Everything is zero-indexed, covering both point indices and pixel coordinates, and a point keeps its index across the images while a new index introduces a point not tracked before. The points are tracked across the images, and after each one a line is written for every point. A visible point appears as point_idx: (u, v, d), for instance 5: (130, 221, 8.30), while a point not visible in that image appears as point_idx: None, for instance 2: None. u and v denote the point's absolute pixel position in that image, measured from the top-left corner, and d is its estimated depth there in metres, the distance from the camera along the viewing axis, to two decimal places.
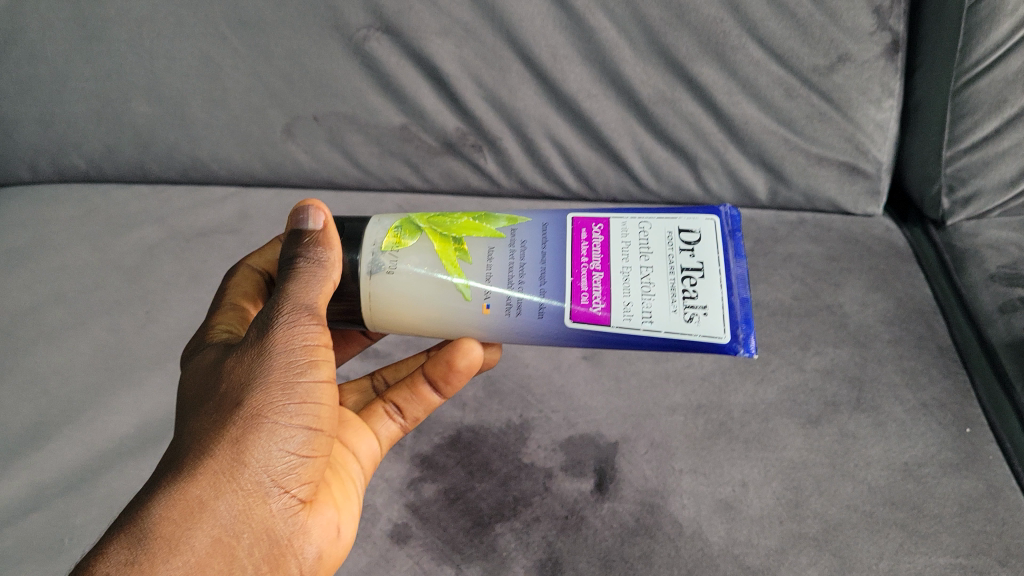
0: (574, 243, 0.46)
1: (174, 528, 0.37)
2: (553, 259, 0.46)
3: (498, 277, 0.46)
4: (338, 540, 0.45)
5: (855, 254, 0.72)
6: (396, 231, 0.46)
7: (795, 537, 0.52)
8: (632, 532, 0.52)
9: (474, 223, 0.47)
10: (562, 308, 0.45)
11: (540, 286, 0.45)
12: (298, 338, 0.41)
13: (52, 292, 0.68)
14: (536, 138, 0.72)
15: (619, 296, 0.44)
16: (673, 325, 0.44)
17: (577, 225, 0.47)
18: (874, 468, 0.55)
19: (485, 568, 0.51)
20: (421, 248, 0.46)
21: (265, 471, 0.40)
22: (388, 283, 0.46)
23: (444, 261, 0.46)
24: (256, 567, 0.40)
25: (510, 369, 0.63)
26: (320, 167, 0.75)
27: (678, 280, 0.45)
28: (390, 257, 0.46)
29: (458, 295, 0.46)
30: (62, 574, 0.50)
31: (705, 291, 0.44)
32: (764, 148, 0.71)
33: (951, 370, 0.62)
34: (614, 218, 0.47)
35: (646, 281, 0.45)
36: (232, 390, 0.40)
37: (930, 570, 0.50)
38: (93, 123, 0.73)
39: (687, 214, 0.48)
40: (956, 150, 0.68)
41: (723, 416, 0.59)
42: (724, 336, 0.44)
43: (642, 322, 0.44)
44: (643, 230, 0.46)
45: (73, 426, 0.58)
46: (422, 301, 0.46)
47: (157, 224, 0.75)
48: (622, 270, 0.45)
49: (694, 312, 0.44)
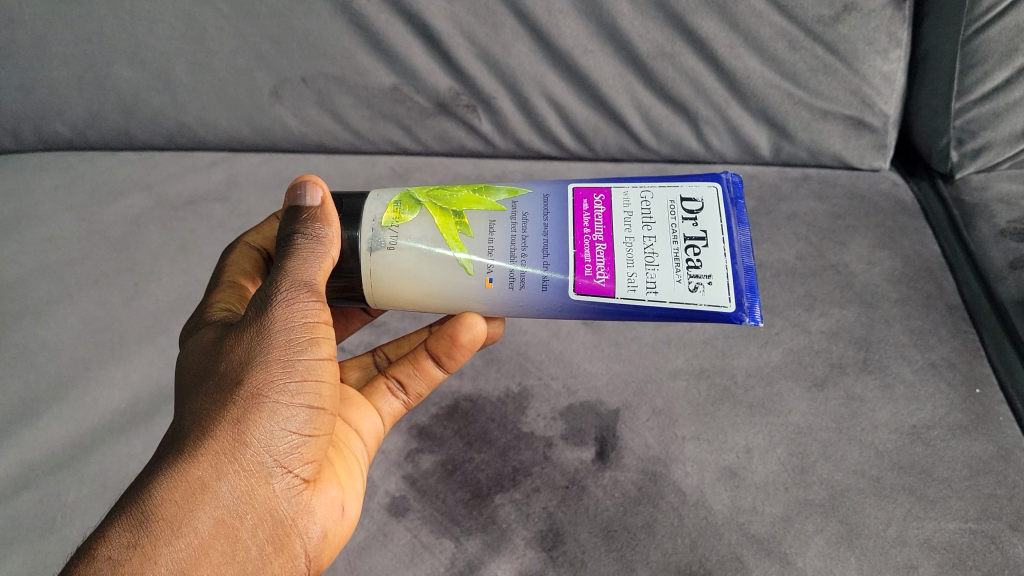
0: (576, 213, 0.44)
1: (176, 510, 0.35)
2: (556, 231, 0.44)
3: (501, 251, 0.44)
4: (342, 519, 0.43)
5: (860, 211, 0.70)
6: (396, 206, 0.45)
7: (801, 504, 0.51)
8: (634, 501, 0.51)
9: (474, 196, 0.45)
10: (565, 281, 0.43)
11: (543, 259, 0.44)
12: (297, 315, 0.40)
13: (38, 265, 0.66)
14: (532, 96, 0.70)
15: (623, 266, 0.43)
16: (678, 295, 0.43)
17: (579, 195, 0.45)
18: (881, 432, 0.54)
19: (484, 541, 0.49)
20: (422, 223, 0.44)
21: (267, 451, 0.38)
22: (388, 260, 0.44)
23: (444, 236, 0.44)
24: (261, 549, 0.38)
25: (508, 335, 0.61)
26: (310, 130, 0.73)
27: (681, 249, 0.43)
28: (390, 233, 0.44)
29: (460, 270, 0.44)
30: (54, 553, 0.50)
31: (709, 260, 0.43)
32: (767, 103, 0.69)
33: (960, 329, 0.61)
34: (615, 187, 0.46)
35: (649, 251, 0.43)
36: (231, 369, 0.38)
37: (939, 536, 0.49)
38: (76, 89, 0.70)
39: (688, 181, 0.46)
40: (967, 101, 0.66)
41: (727, 380, 0.57)
42: (730, 305, 0.43)
43: (646, 293, 0.43)
44: (644, 199, 0.45)
45: (63, 402, 0.57)
46: (423, 277, 0.45)
47: (144, 192, 0.73)
48: (625, 240, 0.43)
49: (699, 281, 0.42)
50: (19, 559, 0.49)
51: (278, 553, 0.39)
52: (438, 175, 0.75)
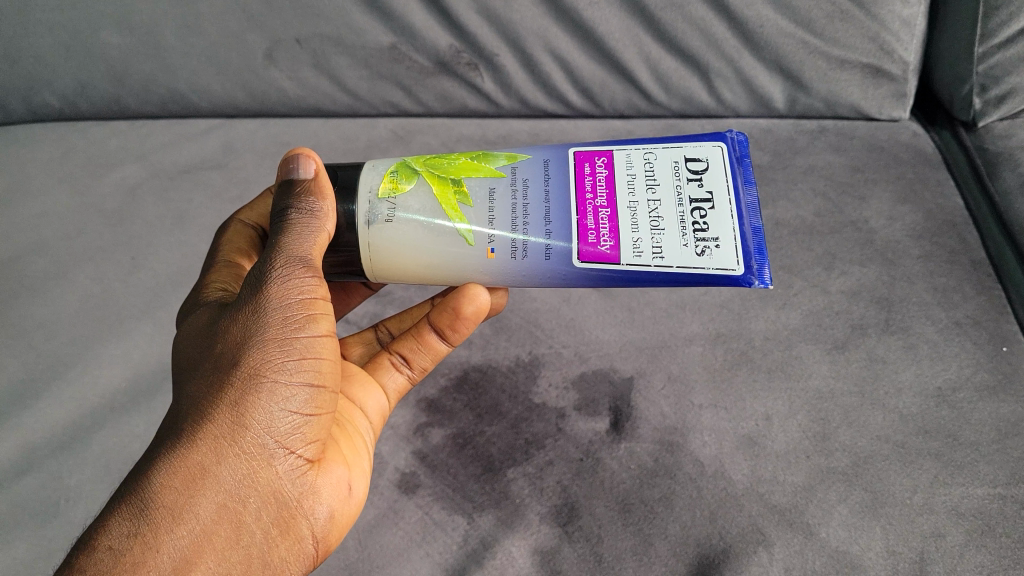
0: (578, 179, 0.42)
1: (176, 497, 0.33)
2: (557, 197, 0.42)
3: (502, 220, 0.42)
4: (349, 498, 0.41)
5: (880, 163, 0.67)
6: (392, 175, 0.42)
7: (823, 472, 0.49)
8: (651, 473, 0.49)
9: (472, 163, 0.43)
10: (569, 248, 0.41)
11: (545, 227, 0.41)
12: (293, 292, 0.38)
13: (32, 240, 0.64)
14: (536, 52, 0.67)
15: (627, 231, 0.41)
16: (685, 260, 0.41)
17: (580, 159, 0.43)
18: (904, 396, 0.52)
19: (498, 517, 0.48)
20: (419, 192, 0.42)
21: (268, 433, 0.36)
22: (387, 232, 0.42)
23: (443, 206, 0.42)
24: (266, 533, 0.36)
25: (517, 303, 0.60)
26: (307, 94, 0.71)
27: (686, 212, 0.41)
28: (387, 204, 0.42)
29: (461, 241, 0.42)
30: (59, 538, 0.49)
31: (716, 222, 0.41)
32: (781, 53, 0.66)
33: (985, 286, 0.58)
34: (617, 149, 0.43)
35: (654, 215, 0.41)
36: (228, 349, 0.36)
37: (968, 502, 0.47)
38: (62, 57, 0.68)
39: (691, 141, 0.44)
40: (990, 46, 0.63)
41: (744, 345, 0.56)
42: (738, 268, 0.41)
43: (652, 258, 0.41)
44: (647, 160, 0.43)
45: (62, 382, 0.55)
46: (423, 249, 0.43)
47: (139, 162, 0.71)
48: (629, 204, 0.41)
49: (706, 245, 0.41)
50: (23, 545, 0.48)
51: (284, 537, 0.37)
52: (441, 136, 0.72)
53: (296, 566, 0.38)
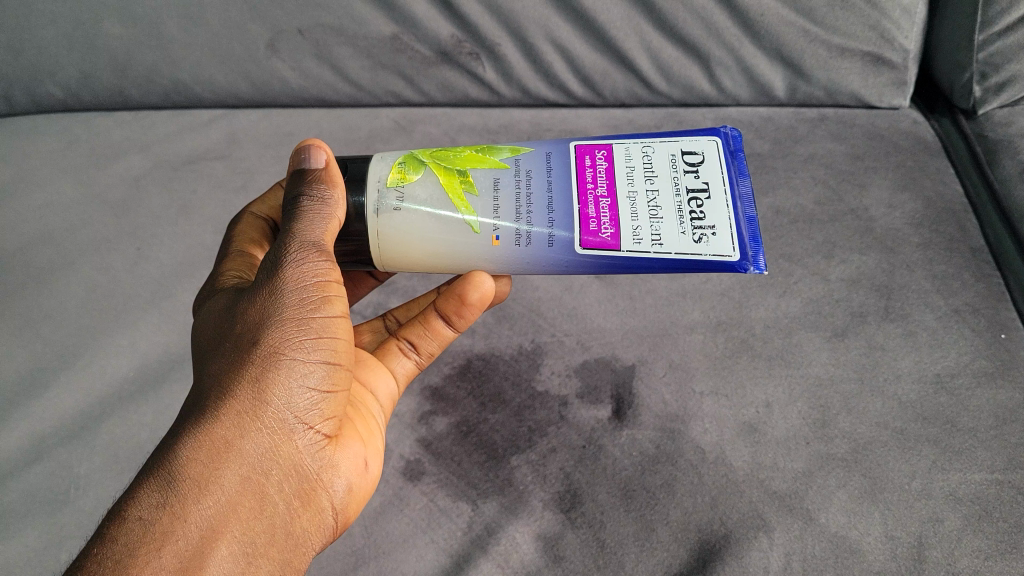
0: (580, 169, 0.43)
1: (202, 469, 0.34)
2: (560, 187, 0.42)
3: (507, 209, 0.42)
4: (366, 473, 0.42)
5: (880, 151, 0.68)
6: (400, 167, 0.43)
7: (822, 458, 0.49)
8: (653, 460, 0.50)
9: (478, 155, 0.44)
10: (571, 238, 0.42)
11: (548, 216, 0.42)
12: (309, 274, 0.38)
13: (37, 230, 0.65)
14: (537, 41, 0.67)
15: (627, 219, 0.42)
16: (683, 247, 0.41)
17: (580, 152, 0.44)
18: (903, 382, 0.53)
19: (501, 503, 0.48)
20: (427, 182, 0.43)
21: (288, 408, 0.37)
22: (396, 221, 0.42)
23: (450, 196, 0.42)
24: (288, 504, 0.37)
25: (519, 292, 0.60)
26: (309, 84, 0.71)
27: (684, 202, 0.42)
28: (395, 194, 0.42)
29: (466, 227, 0.42)
30: (68, 527, 0.49)
31: (712, 211, 0.42)
32: (782, 41, 0.66)
33: (984, 273, 0.59)
34: (616, 143, 0.44)
35: (653, 204, 0.42)
36: (247, 329, 0.37)
37: (966, 487, 0.48)
38: (66, 48, 0.68)
39: (687, 136, 0.45)
40: (990, 33, 0.63)
41: (744, 333, 0.56)
42: (734, 254, 0.41)
43: (651, 245, 0.41)
44: (646, 153, 0.43)
45: (70, 371, 0.56)
46: (430, 238, 0.43)
47: (142, 152, 0.71)
48: (629, 194, 0.42)
49: (703, 232, 0.41)
50: (34, 533, 0.49)
51: (306, 508, 0.38)
52: (443, 126, 0.72)
53: (317, 537, 0.38)
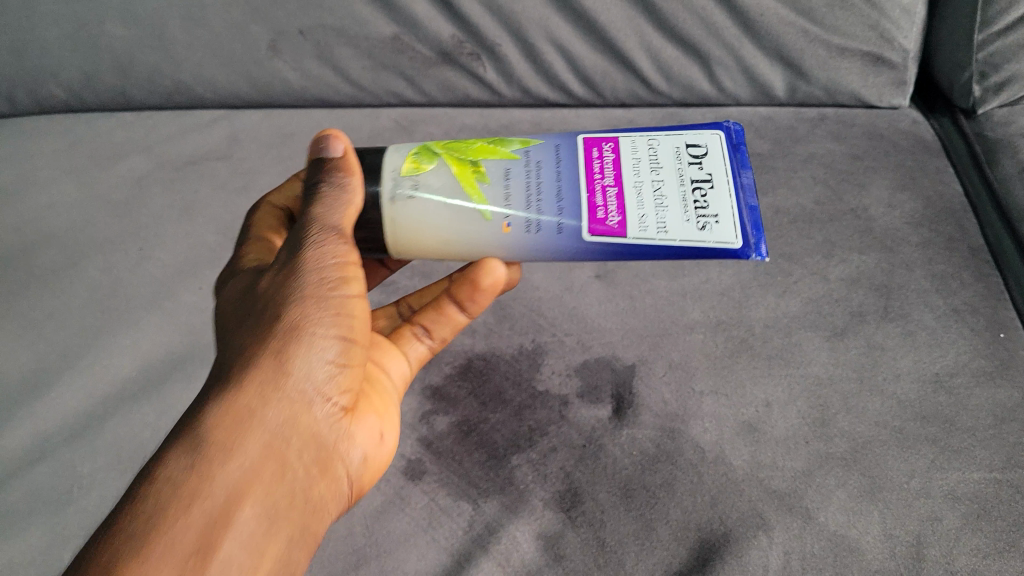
0: (589, 160, 0.43)
1: (225, 435, 0.34)
2: (569, 176, 0.43)
3: (517, 198, 0.42)
4: (382, 446, 0.43)
5: (880, 151, 0.68)
6: (414, 157, 0.43)
7: (822, 457, 0.50)
8: (652, 459, 0.50)
9: (488, 147, 0.44)
10: (579, 225, 0.42)
11: (557, 204, 0.42)
12: (328, 253, 0.38)
13: (40, 231, 0.65)
14: (537, 42, 0.68)
15: (633, 207, 0.41)
16: (688, 234, 0.41)
17: (588, 143, 0.44)
18: (902, 381, 0.53)
19: (502, 503, 0.49)
20: (439, 171, 0.42)
21: (309, 381, 0.37)
22: (409, 207, 0.42)
23: (462, 185, 0.42)
24: (308, 475, 0.37)
25: (519, 293, 0.60)
26: (310, 84, 0.71)
27: (690, 191, 0.42)
28: (409, 182, 0.42)
29: (477, 213, 0.42)
30: (71, 526, 0.49)
31: (715, 201, 0.42)
32: (782, 41, 0.66)
33: (983, 273, 0.59)
34: (623, 136, 0.44)
35: (658, 193, 0.42)
36: (268, 305, 0.38)
37: (964, 486, 0.48)
38: (68, 50, 0.68)
39: (691, 130, 0.45)
40: (989, 33, 0.64)
41: (744, 333, 0.56)
42: (737, 242, 0.41)
43: (657, 233, 0.41)
44: (652, 146, 0.43)
45: (73, 370, 0.56)
46: (442, 225, 0.43)
47: (145, 153, 0.71)
48: (635, 184, 0.42)
49: (707, 220, 0.41)
50: (38, 531, 0.49)
51: (325, 479, 0.38)
52: (444, 126, 0.72)
53: (336, 505, 0.39)
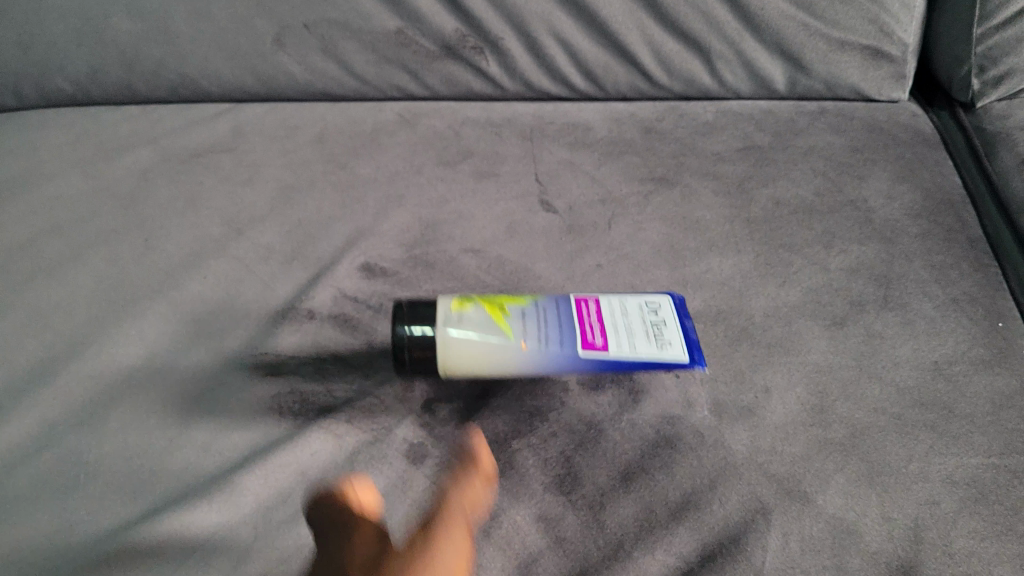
0: (578, 312, 0.51)
1: None
2: (567, 320, 0.50)
3: (533, 330, 0.49)
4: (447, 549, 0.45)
5: (878, 143, 0.69)
6: (459, 299, 0.50)
7: (821, 443, 0.50)
8: (653, 444, 0.50)
9: (509, 300, 0.52)
10: (574, 345, 0.48)
11: (560, 336, 0.49)
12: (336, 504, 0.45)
13: (47, 223, 0.65)
14: (539, 35, 0.69)
15: (613, 335, 0.49)
16: (650, 350, 0.48)
17: (579, 301, 0.52)
18: (901, 369, 0.53)
19: (504, 486, 0.49)
20: (479, 309, 0.50)
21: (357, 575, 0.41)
22: (457, 329, 0.49)
23: (495, 321, 0.49)
24: None
25: (524, 281, 0.60)
26: (315, 78, 0.73)
27: (651, 326, 0.49)
28: (455, 316, 0.49)
29: (503, 337, 0.49)
30: (76, 514, 0.46)
31: (671, 332, 0.49)
32: (782, 35, 0.67)
33: (982, 263, 0.60)
34: (603, 296, 0.52)
35: (628, 326, 0.49)
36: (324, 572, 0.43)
37: (962, 471, 0.48)
38: (74, 43, 0.70)
39: (644, 293, 0.53)
40: (989, 26, 0.66)
41: (744, 321, 0.57)
42: (683, 355, 0.48)
43: (629, 348, 0.48)
44: (620, 301, 0.51)
45: (79, 359, 0.55)
46: (481, 342, 0.49)
47: (150, 145, 0.72)
48: (612, 321, 0.50)
49: (663, 340, 0.48)
50: (43, 519, 0.46)
51: None
52: (447, 119, 0.74)
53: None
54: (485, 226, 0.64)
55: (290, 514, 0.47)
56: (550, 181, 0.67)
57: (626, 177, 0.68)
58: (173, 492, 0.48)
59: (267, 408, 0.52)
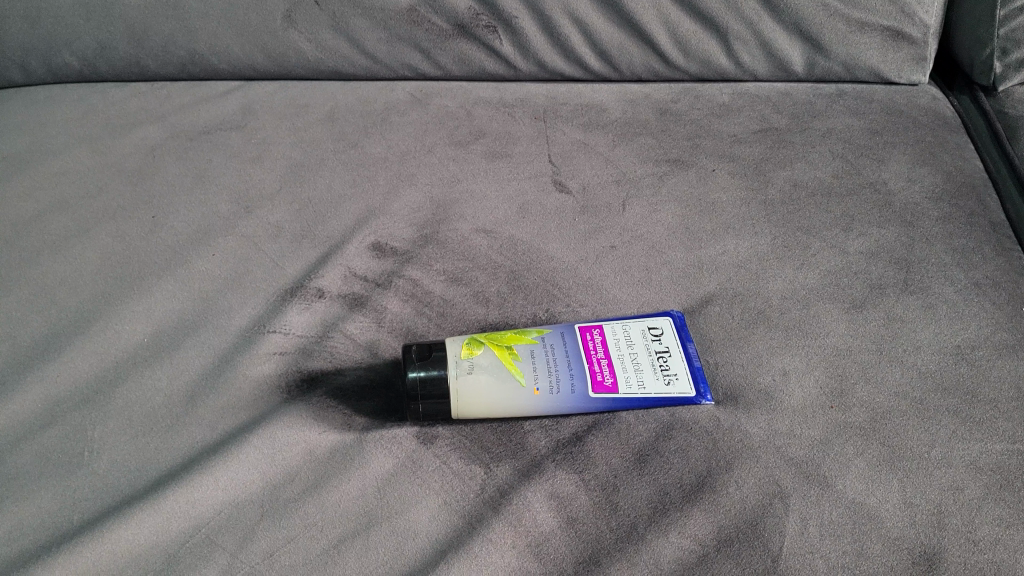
0: (585, 345, 0.51)
1: None
2: (575, 359, 0.50)
3: (543, 372, 0.49)
4: None
5: (898, 126, 0.68)
6: (467, 344, 0.49)
7: (840, 426, 0.49)
8: (667, 427, 0.49)
9: (515, 336, 0.51)
10: (585, 387, 0.49)
11: (572, 378, 0.49)
12: None
13: (53, 199, 0.64)
14: (554, 14, 0.68)
15: (622, 372, 0.49)
16: (659, 387, 0.49)
17: (583, 331, 0.52)
18: (923, 353, 0.52)
19: (515, 466, 0.47)
20: (489, 354, 0.49)
21: None
22: (470, 378, 0.48)
23: (505, 363, 0.49)
24: None
25: (535, 263, 0.59)
26: (326, 56, 0.72)
27: (657, 357, 0.50)
28: (467, 364, 0.48)
29: (515, 382, 0.48)
30: (81, 489, 0.46)
31: (675, 364, 0.50)
32: (800, 14, 0.67)
33: (1005, 248, 0.58)
34: (607, 323, 0.52)
35: (635, 361, 0.50)
36: None
37: (986, 457, 0.47)
38: (82, 17, 0.70)
39: (645, 317, 0.53)
40: (1012, 7, 0.66)
41: (762, 304, 0.56)
42: (690, 390, 0.49)
43: (639, 388, 0.49)
44: (624, 330, 0.52)
45: (85, 335, 0.54)
46: (495, 392, 0.48)
47: (159, 122, 0.71)
48: (619, 356, 0.50)
49: (671, 375, 0.49)
50: (48, 495, 0.45)
51: None
52: (458, 99, 0.73)
53: None
54: (497, 205, 0.63)
55: (298, 491, 0.45)
56: (563, 162, 0.66)
57: (641, 158, 0.66)
58: (177, 467, 0.46)
59: (275, 387, 0.51)
